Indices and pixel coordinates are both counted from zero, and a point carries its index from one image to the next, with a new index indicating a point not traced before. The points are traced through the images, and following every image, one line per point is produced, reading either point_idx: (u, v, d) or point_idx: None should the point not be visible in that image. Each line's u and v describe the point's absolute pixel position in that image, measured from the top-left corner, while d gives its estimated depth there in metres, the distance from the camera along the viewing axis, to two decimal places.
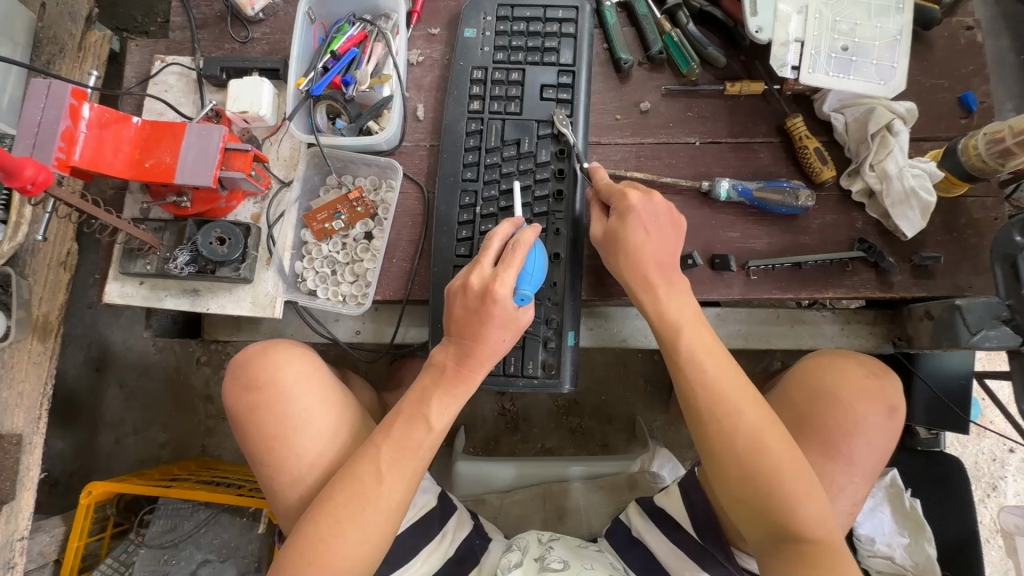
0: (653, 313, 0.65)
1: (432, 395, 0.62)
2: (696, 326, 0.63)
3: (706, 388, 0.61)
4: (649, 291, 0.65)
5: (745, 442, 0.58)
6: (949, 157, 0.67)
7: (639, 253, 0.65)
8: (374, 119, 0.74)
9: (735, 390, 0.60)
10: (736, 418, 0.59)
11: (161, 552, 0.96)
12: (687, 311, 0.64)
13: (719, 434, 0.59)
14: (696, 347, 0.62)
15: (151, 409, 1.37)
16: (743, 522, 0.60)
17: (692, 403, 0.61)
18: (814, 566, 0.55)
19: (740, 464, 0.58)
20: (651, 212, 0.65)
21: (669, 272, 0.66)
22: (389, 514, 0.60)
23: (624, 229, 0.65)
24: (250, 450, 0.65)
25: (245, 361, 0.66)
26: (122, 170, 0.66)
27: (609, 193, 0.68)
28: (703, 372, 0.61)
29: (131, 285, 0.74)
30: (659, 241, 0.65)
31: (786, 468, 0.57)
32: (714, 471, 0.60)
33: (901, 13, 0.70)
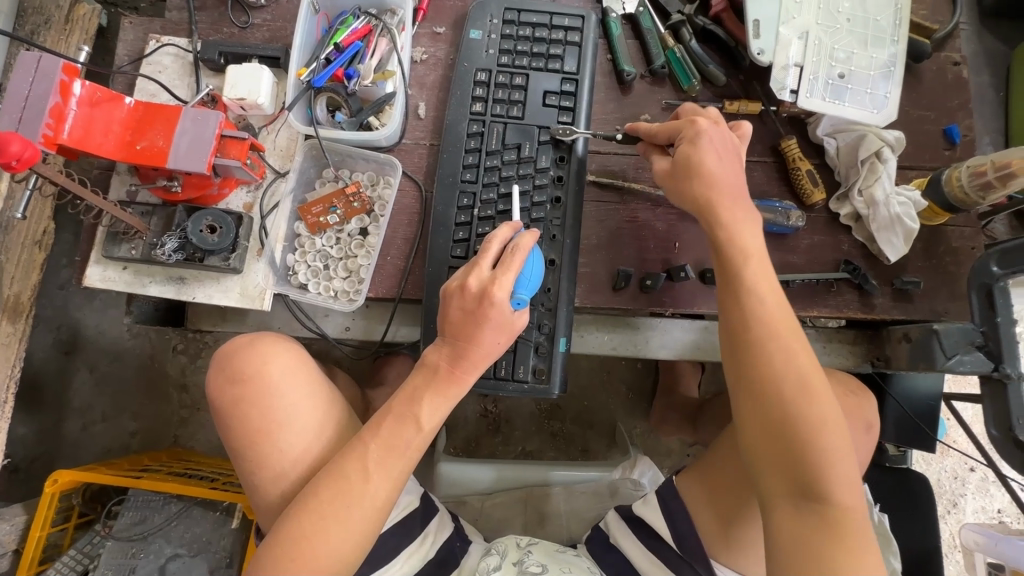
0: (716, 240, 0.60)
1: (422, 395, 0.62)
2: (760, 258, 0.58)
3: (763, 319, 0.55)
4: (719, 216, 0.59)
5: (795, 383, 0.53)
6: (932, 187, 0.69)
7: (714, 179, 0.60)
8: (375, 115, 0.73)
9: (793, 328, 0.55)
10: (790, 355, 0.54)
11: (129, 545, 0.94)
12: (752, 244, 0.59)
13: (765, 367, 0.54)
14: (758, 278, 0.57)
15: (123, 397, 1.33)
16: (765, 471, 0.53)
17: (743, 334, 0.55)
18: (834, 531, 0.50)
19: (784, 405, 0.53)
20: (724, 144, 0.62)
21: (740, 200, 0.61)
22: (374, 513, 0.60)
23: (696, 152, 0.61)
24: (233, 444, 0.63)
25: (232, 351, 0.65)
26: (111, 151, 0.64)
27: (675, 126, 0.65)
28: (760, 302, 0.56)
29: (114, 270, 0.72)
30: (728, 169, 0.61)
31: (830, 420, 0.52)
32: (750, 408, 0.54)
33: (895, 44, 0.72)
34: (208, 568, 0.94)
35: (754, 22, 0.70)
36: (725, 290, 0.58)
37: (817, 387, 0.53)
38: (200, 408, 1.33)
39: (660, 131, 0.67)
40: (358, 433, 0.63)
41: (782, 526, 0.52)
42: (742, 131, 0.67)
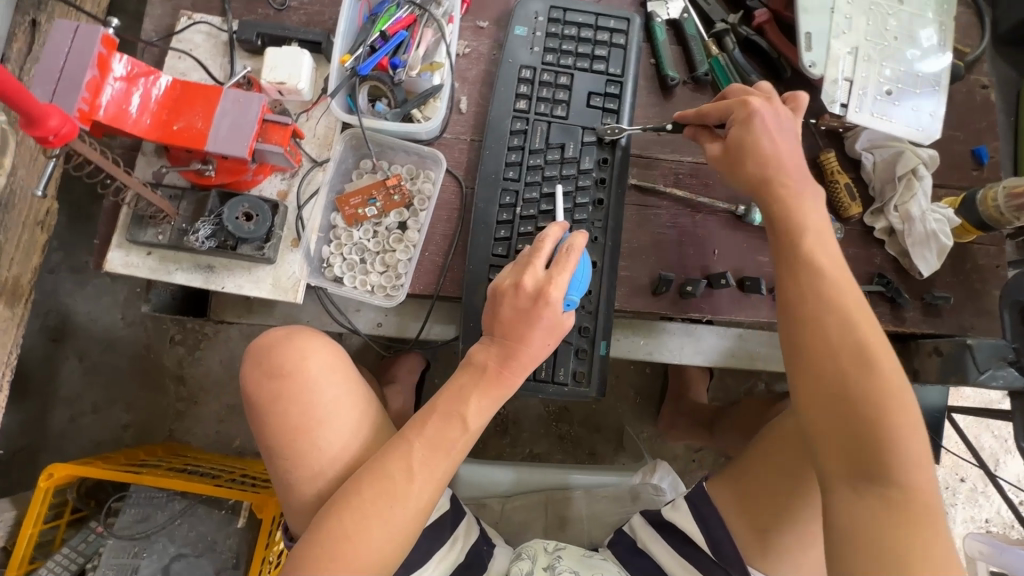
0: (773, 215, 0.59)
1: (469, 394, 0.61)
2: (820, 233, 0.57)
3: (819, 290, 0.53)
4: (774, 193, 0.59)
5: (856, 354, 0.50)
6: (965, 205, 0.72)
7: (770, 158, 0.60)
8: (419, 107, 0.71)
9: (856, 300, 0.53)
10: (849, 326, 0.51)
11: (131, 544, 0.90)
12: (811, 219, 0.58)
13: (823, 338, 0.51)
14: (817, 252, 0.55)
15: (115, 387, 1.27)
16: (822, 448, 0.51)
17: (797, 306, 0.54)
18: (901, 513, 0.46)
19: (844, 376, 0.50)
20: (779, 120, 0.61)
21: (800, 177, 0.60)
22: (416, 514, 0.58)
23: (750, 134, 0.61)
24: (267, 440, 0.61)
25: (269, 343, 0.63)
26: (146, 130, 0.61)
27: (727, 106, 0.64)
28: (818, 274, 0.54)
29: (136, 255, 0.68)
30: (784, 147, 0.60)
31: (897, 393, 0.49)
32: (801, 382, 0.52)
33: (940, 62, 0.74)
34: (213, 569, 0.90)
35: (806, 35, 0.72)
36: (781, 264, 0.57)
37: (882, 359, 0.50)
38: (197, 401, 1.28)
39: (711, 111, 0.66)
40: (400, 431, 0.61)
41: (842, 509, 0.49)
42: (798, 103, 0.65)
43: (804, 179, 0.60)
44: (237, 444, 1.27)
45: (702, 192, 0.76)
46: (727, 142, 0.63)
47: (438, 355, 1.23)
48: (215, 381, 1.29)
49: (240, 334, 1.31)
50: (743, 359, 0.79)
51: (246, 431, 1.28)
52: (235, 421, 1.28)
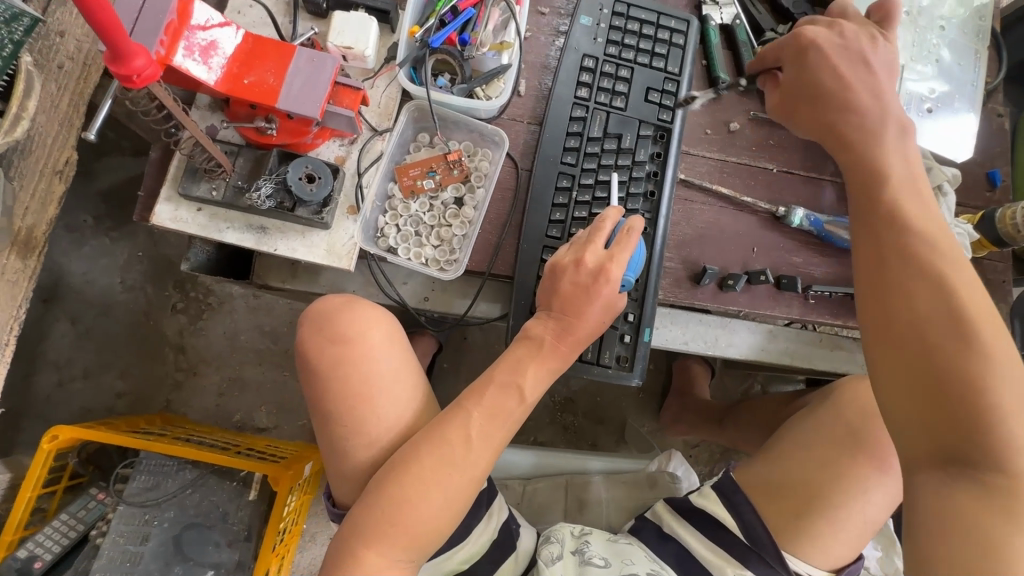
0: (854, 161, 0.62)
1: (527, 365, 0.62)
2: (913, 187, 0.58)
3: (915, 251, 0.54)
4: (856, 135, 0.62)
5: (947, 319, 0.51)
6: (985, 221, 0.77)
7: (840, 95, 0.63)
8: (483, 86, 0.72)
9: (952, 261, 0.53)
10: (948, 293, 0.51)
11: (141, 512, 0.87)
12: (895, 173, 0.59)
13: (908, 303, 0.52)
14: (912, 210, 0.57)
15: (109, 353, 1.21)
16: (908, 426, 0.52)
17: (882, 270, 0.55)
18: (994, 494, 0.48)
19: (933, 344, 0.50)
20: (841, 48, 0.64)
21: (878, 117, 0.62)
22: (470, 483, 0.58)
23: (810, 67, 0.65)
24: (323, 403, 0.61)
25: (329, 310, 0.63)
26: (215, 81, 0.60)
27: (780, 48, 0.68)
28: (916, 230, 0.55)
29: (186, 210, 0.66)
30: (855, 77, 0.63)
31: (993, 359, 0.49)
32: (889, 355, 0.53)
33: (973, 90, 0.80)
34: (223, 542, 0.88)
35: None
36: (865, 228, 0.58)
37: (984, 332, 0.50)
38: (197, 372, 1.24)
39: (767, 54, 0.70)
40: (457, 401, 0.61)
41: (929, 488, 0.51)
42: (885, 14, 0.67)
43: (885, 115, 0.62)
44: (237, 419, 1.23)
45: (744, 192, 0.80)
46: (787, 85, 0.67)
47: (450, 339, 1.22)
48: (217, 353, 1.25)
49: (245, 307, 1.27)
50: (772, 354, 0.84)
51: (246, 405, 1.24)
52: (235, 395, 1.24)
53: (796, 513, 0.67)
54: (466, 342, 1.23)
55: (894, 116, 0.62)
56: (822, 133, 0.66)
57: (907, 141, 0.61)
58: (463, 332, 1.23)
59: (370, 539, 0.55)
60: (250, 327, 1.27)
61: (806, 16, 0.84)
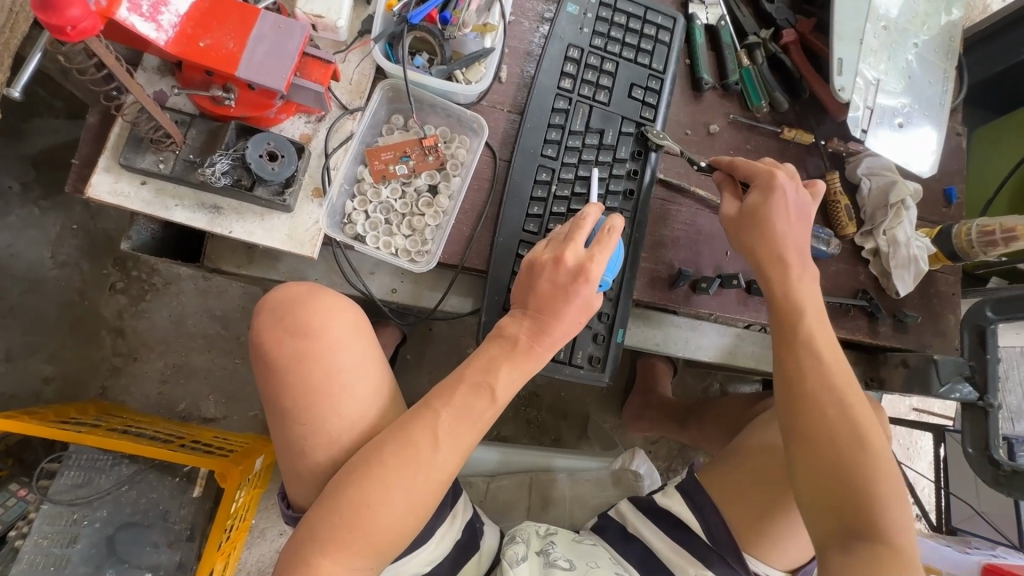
0: (780, 294, 0.66)
1: (500, 366, 0.59)
2: (818, 313, 0.65)
3: (820, 374, 0.62)
4: (779, 271, 0.66)
5: (850, 432, 0.59)
6: (942, 236, 0.80)
7: (778, 234, 0.67)
8: (463, 69, 0.68)
9: (853, 386, 0.61)
10: (846, 410, 0.60)
11: (69, 511, 0.80)
12: (810, 304, 0.65)
13: (821, 420, 0.60)
14: (818, 332, 0.64)
15: (36, 334, 1.10)
16: (816, 511, 0.58)
17: (797, 389, 0.62)
18: (887, 564, 0.54)
19: (839, 459, 0.58)
20: (794, 202, 0.68)
21: (801, 258, 0.67)
22: (437, 486, 0.56)
23: (765, 205, 0.67)
24: (279, 401, 0.57)
25: (291, 298, 0.59)
26: (165, 41, 0.54)
27: (754, 169, 0.70)
28: (823, 356, 0.62)
29: (127, 182, 0.60)
30: (794, 226, 0.67)
31: (883, 472, 0.58)
32: (802, 456, 0.60)
33: (940, 107, 0.82)
34: (163, 542, 0.82)
35: (838, 60, 0.76)
36: (783, 348, 0.64)
37: (872, 438, 0.59)
38: (137, 357, 1.15)
39: (741, 167, 0.71)
40: (425, 400, 0.58)
41: (832, 564, 0.56)
42: (815, 190, 0.72)
43: (801, 262, 0.67)
44: (182, 408, 1.15)
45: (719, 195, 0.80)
46: (744, 207, 0.69)
47: (414, 330, 1.18)
48: (160, 338, 1.16)
49: (194, 289, 1.18)
50: (739, 357, 0.85)
51: (192, 393, 1.16)
52: (181, 382, 1.16)
53: (759, 521, 0.69)
54: (431, 334, 1.19)
55: (805, 260, 0.68)
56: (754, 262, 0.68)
57: (812, 280, 0.67)
58: (429, 324, 1.19)
59: (327, 546, 0.52)
60: (198, 311, 1.19)
61: (787, 22, 0.84)
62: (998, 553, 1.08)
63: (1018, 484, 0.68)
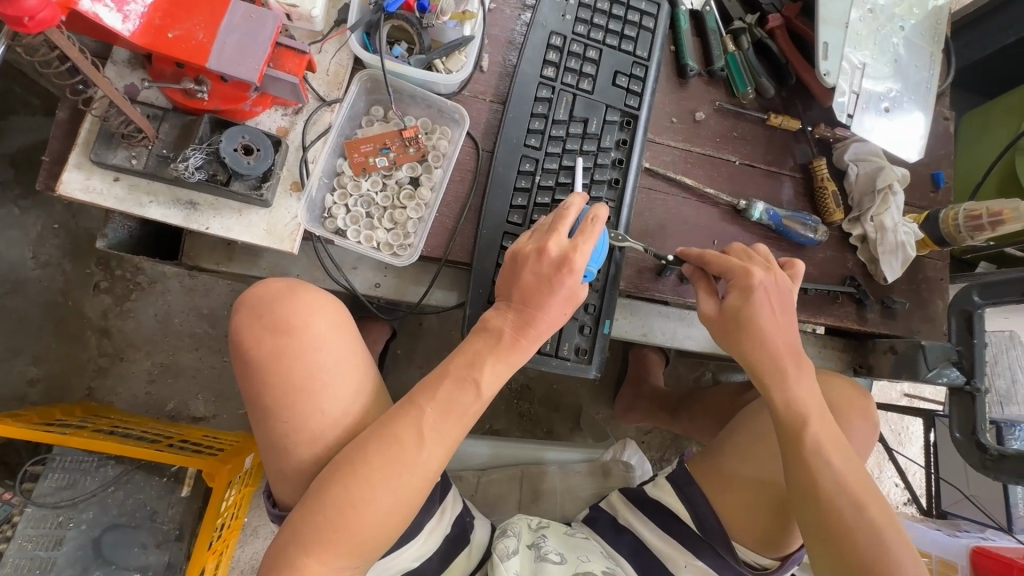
0: (779, 400, 0.65)
1: (484, 361, 0.59)
2: (819, 412, 0.65)
3: (833, 483, 0.62)
4: (775, 375, 0.66)
5: (872, 538, 0.60)
6: (929, 221, 0.80)
7: (771, 335, 0.65)
8: (443, 57, 0.67)
9: (863, 486, 0.62)
10: (863, 513, 0.60)
11: (54, 514, 0.79)
12: (809, 404, 0.65)
13: (845, 531, 0.60)
14: (822, 437, 0.63)
15: (19, 336, 1.08)
16: None
17: (815, 501, 0.61)
18: None
19: (873, 568, 0.59)
20: (778, 294, 0.66)
21: (795, 357, 0.66)
22: (423, 484, 0.55)
23: (751, 306, 0.65)
24: (260, 400, 0.56)
25: (271, 297, 0.58)
26: (131, 32, 0.52)
27: (729, 266, 0.67)
28: (829, 461, 0.62)
29: (99, 179, 0.58)
30: (783, 320, 0.66)
31: (910, 570, 0.59)
32: (833, 567, 0.61)
33: (927, 90, 0.81)
34: (151, 542, 0.81)
35: (825, 44, 0.75)
36: (792, 458, 0.64)
37: (891, 538, 0.60)
38: (124, 357, 1.14)
39: (714, 263, 0.68)
40: (409, 395, 0.57)
41: None
42: (794, 270, 0.71)
43: (793, 358, 0.66)
44: (170, 408, 1.14)
45: (706, 183, 0.79)
46: (726, 308, 0.67)
47: (404, 325, 1.17)
48: (147, 337, 1.15)
49: (180, 288, 1.17)
50: None
51: (181, 392, 1.15)
52: (169, 381, 1.15)
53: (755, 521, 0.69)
54: (421, 329, 1.19)
55: (796, 356, 0.66)
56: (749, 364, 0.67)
57: (804, 374, 0.66)
58: (419, 318, 1.18)
59: (310, 547, 0.51)
60: (185, 310, 1.17)
61: (773, 7, 0.83)
62: (987, 536, 1.10)
63: (1006, 468, 0.67)
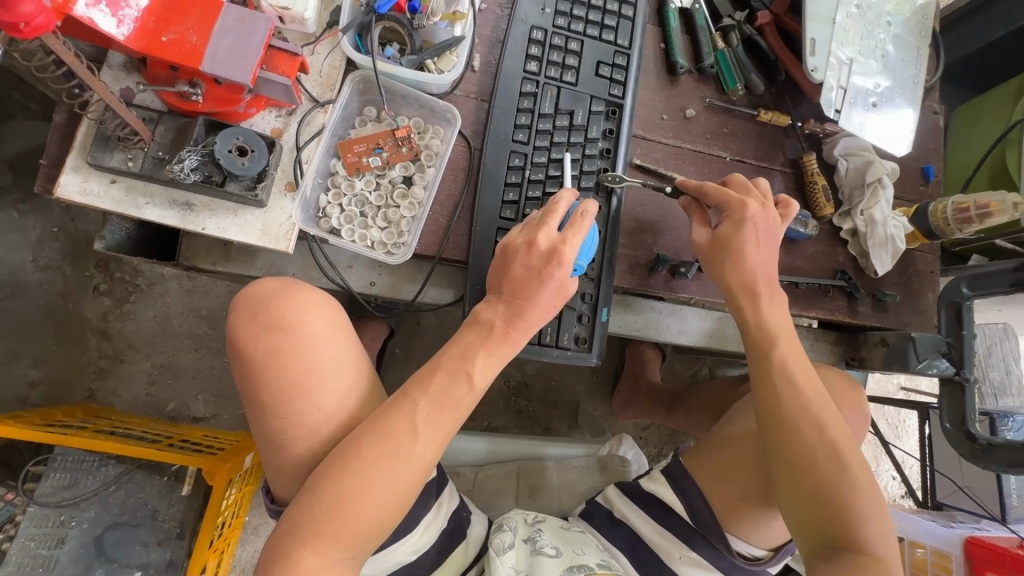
0: (751, 323, 0.68)
1: (477, 355, 0.59)
2: (789, 338, 0.68)
3: (796, 398, 0.64)
4: (750, 300, 0.68)
5: (828, 452, 0.62)
6: (919, 215, 0.80)
7: (749, 263, 0.68)
8: (434, 58, 0.68)
9: (826, 406, 0.65)
10: (822, 428, 0.63)
11: (55, 513, 0.80)
12: (780, 329, 0.68)
13: (797, 440, 0.63)
14: (790, 358, 0.66)
15: (20, 339, 1.09)
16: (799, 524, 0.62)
17: (778, 413, 0.64)
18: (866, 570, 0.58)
19: (816, 474, 0.62)
20: (765, 229, 0.68)
21: (771, 287, 0.69)
22: (416, 476, 0.56)
23: (739, 236, 0.68)
24: (256, 396, 0.57)
25: (268, 293, 0.59)
26: (126, 37, 0.53)
27: (725, 198, 0.69)
28: (795, 379, 0.65)
29: (97, 181, 0.59)
30: (763, 251, 0.68)
31: (862, 488, 0.61)
32: (785, 477, 0.63)
33: (915, 85, 0.82)
34: (153, 540, 0.82)
35: (812, 40, 0.76)
36: (758, 373, 0.67)
37: (848, 457, 0.62)
38: (124, 359, 1.15)
39: (711, 195, 0.70)
40: (403, 389, 0.58)
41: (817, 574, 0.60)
42: (789, 209, 0.73)
43: (766, 286, 0.69)
44: (170, 408, 1.15)
45: (697, 179, 0.80)
46: (716, 236, 0.69)
47: (402, 324, 1.18)
48: (146, 339, 1.16)
49: (179, 289, 1.18)
50: (721, 341, 0.86)
51: (181, 393, 1.16)
52: (169, 382, 1.16)
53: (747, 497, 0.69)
54: (419, 327, 1.19)
55: (770, 286, 0.69)
56: (727, 290, 0.69)
57: (777, 302, 0.69)
58: (416, 317, 1.19)
59: (307, 540, 0.52)
60: (184, 311, 1.18)
61: (762, 4, 0.84)
62: (982, 526, 1.11)
63: (994, 457, 0.68)
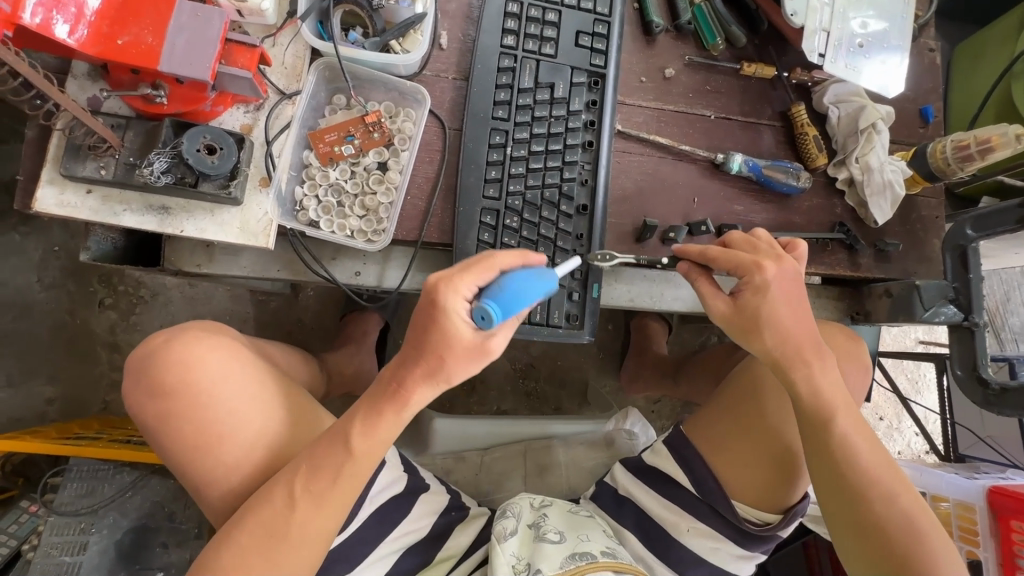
0: (801, 395, 0.63)
1: (354, 421, 0.57)
2: (848, 405, 0.63)
3: (861, 471, 0.61)
4: (803, 368, 0.62)
5: (909, 531, 0.58)
6: (917, 157, 0.77)
7: (783, 326, 0.61)
8: (399, 38, 0.66)
9: (892, 476, 0.61)
10: (892, 501, 0.60)
11: (76, 521, 0.82)
12: (837, 397, 0.62)
13: (872, 518, 0.60)
14: (852, 431, 0.62)
15: (34, 358, 1.11)
16: None
17: (844, 488, 0.61)
18: None
19: (900, 553, 0.58)
20: (789, 290, 0.62)
21: (818, 348, 0.63)
22: (313, 542, 0.57)
23: (765, 305, 0.61)
24: (168, 455, 0.60)
25: (146, 356, 0.61)
26: (81, 43, 0.53)
27: (740, 263, 0.62)
28: (858, 453, 0.61)
29: (74, 193, 0.59)
30: (793, 315, 0.61)
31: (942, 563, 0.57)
32: (857, 548, 0.61)
33: (903, 21, 0.78)
34: (173, 543, 0.84)
35: None
36: (815, 447, 0.62)
37: (924, 527, 0.59)
38: None
39: (719, 259, 0.63)
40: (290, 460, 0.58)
41: None
42: (797, 251, 0.67)
43: (809, 347, 0.62)
44: None
45: (682, 140, 0.77)
46: (735, 306, 0.62)
47: (403, 315, 1.18)
48: None
49: (182, 297, 1.16)
50: None
51: None
52: None
53: (741, 478, 0.68)
54: None
55: (818, 348, 0.63)
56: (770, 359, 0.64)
57: (826, 366, 0.63)
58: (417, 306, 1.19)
59: None
60: None
61: None
62: (1007, 475, 1.02)
63: (1008, 402, 0.66)
